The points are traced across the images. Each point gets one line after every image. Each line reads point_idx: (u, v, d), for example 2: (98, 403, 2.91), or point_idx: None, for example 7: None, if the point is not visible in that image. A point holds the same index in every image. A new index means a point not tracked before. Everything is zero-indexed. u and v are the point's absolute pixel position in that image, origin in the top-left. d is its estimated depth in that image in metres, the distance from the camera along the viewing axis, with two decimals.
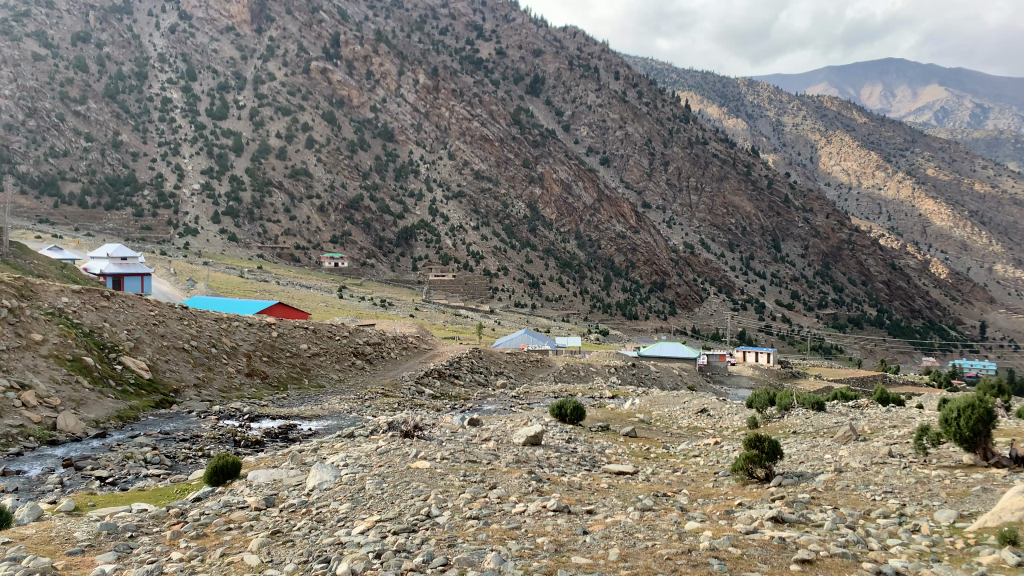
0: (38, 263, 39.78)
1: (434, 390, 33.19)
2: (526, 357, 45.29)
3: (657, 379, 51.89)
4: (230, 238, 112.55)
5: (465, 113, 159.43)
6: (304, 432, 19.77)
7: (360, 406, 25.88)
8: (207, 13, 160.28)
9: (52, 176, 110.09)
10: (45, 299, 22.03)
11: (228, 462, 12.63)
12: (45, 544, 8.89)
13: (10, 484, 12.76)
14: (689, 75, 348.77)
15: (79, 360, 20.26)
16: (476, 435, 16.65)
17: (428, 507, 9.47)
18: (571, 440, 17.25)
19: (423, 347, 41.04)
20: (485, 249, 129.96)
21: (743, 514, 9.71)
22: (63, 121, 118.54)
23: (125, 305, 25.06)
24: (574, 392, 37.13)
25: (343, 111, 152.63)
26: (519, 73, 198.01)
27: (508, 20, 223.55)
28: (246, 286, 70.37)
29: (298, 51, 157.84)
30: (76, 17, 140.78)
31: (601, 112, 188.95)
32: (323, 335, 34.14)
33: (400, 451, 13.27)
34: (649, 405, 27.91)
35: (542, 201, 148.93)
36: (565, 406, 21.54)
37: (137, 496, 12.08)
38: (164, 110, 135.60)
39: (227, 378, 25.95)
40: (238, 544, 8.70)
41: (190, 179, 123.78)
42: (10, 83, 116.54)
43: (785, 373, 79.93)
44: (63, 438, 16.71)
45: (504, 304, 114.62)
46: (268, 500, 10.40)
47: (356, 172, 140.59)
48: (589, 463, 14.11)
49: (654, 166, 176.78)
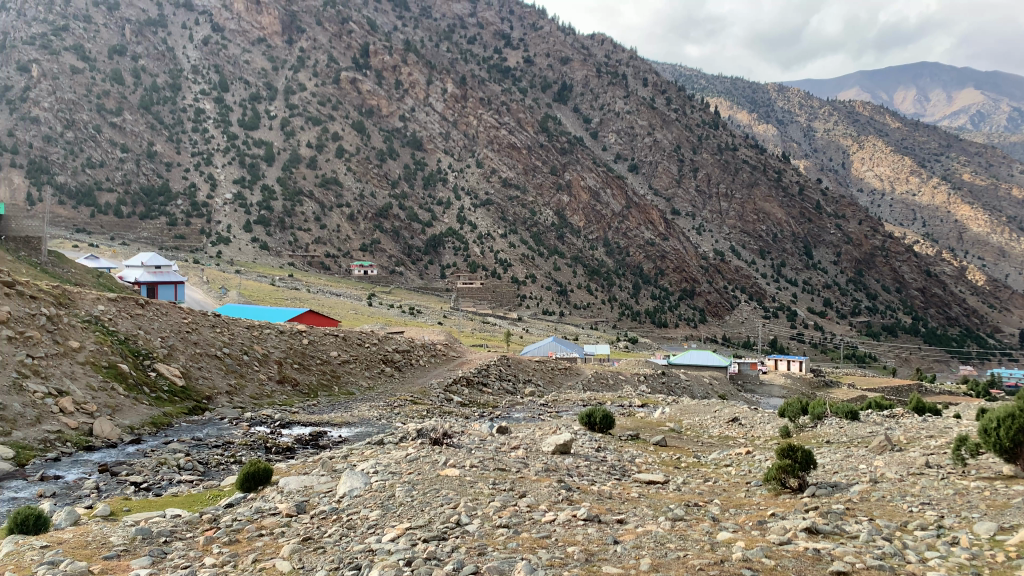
0: (75, 272, 40.76)
1: (463, 397, 33.25)
2: (555, 365, 45.19)
3: (688, 389, 51.41)
4: (261, 246, 114.06)
5: (493, 121, 160.04)
6: (334, 439, 19.92)
7: (389, 414, 25.98)
8: (240, 25, 163.06)
9: (89, 187, 112.34)
10: (81, 307, 22.49)
11: (260, 468, 12.73)
12: (82, 548, 9.03)
13: (49, 489, 13.00)
14: (718, 81, 346.34)
15: (114, 367, 20.62)
16: (505, 443, 16.64)
17: (457, 514, 9.48)
18: (602, 448, 17.20)
19: (452, 355, 41.17)
20: (513, 256, 129.95)
21: (776, 525, 9.59)
22: (100, 132, 121.08)
23: (158, 312, 25.50)
24: (603, 400, 36.91)
25: (372, 120, 154.21)
26: (547, 81, 198.42)
27: (536, 27, 223.89)
28: (278, 294, 71.23)
29: (328, 62, 159.96)
30: (113, 29, 143.84)
31: (630, 119, 188.60)
32: (353, 343, 34.42)
33: (430, 459, 13.29)
34: (679, 414, 27.62)
35: (570, 208, 148.88)
36: (594, 414, 21.44)
37: (171, 502, 12.23)
38: (198, 120, 137.99)
39: (258, 385, 26.18)
40: (271, 549, 8.78)
41: (223, 188, 125.72)
42: (50, 96, 119.49)
43: (818, 382, 78.79)
44: (99, 444, 16.94)
45: (533, 312, 114.68)
46: (299, 506, 10.46)
47: (385, 180, 141.76)
48: (619, 472, 14.02)
49: (683, 173, 175.76)
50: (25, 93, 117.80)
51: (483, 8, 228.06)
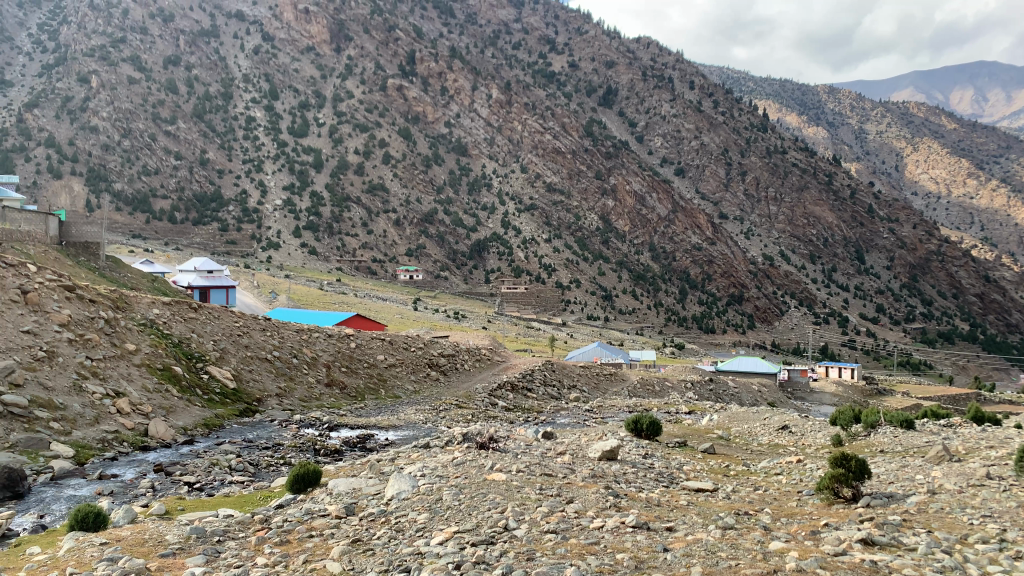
0: (132, 276, 42.04)
1: (509, 402, 33.29)
2: (601, 370, 44.91)
3: (736, 396, 50.65)
4: (310, 251, 115.98)
5: (537, 126, 159.91)
6: (380, 441, 20.13)
7: (435, 418, 26.15)
8: (290, 34, 166.23)
9: (144, 194, 115.46)
10: (138, 310, 23.11)
11: (310, 470, 12.89)
12: (139, 545, 9.26)
13: (108, 486, 13.41)
14: (767, 83, 340.76)
15: (168, 369, 21.19)
16: (551, 448, 16.58)
17: (506, 519, 9.47)
18: (647, 454, 17.03)
19: (496, 359, 41.27)
20: (558, 261, 129.53)
21: (832, 536, 9.37)
22: (155, 140, 124.64)
23: (211, 316, 26.08)
24: (649, 407, 36.56)
25: (418, 127, 155.79)
26: (592, 85, 197.63)
27: (581, 32, 222.88)
28: (326, 299, 72.08)
29: (375, 69, 162.12)
30: (168, 40, 147.47)
31: (676, 122, 187.00)
32: (399, 346, 34.71)
33: (476, 463, 13.31)
34: (727, 422, 27.16)
35: (615, 213, 148.20)
36: (641, 421, 21.26)
37: (223, 502, 12.45)
38: (249, 128, 141.47)
39: (307, 388, 26.61)
40: (321, 550, 8.88)
41: (273, 195, 128.43)
42: (108, 106, 123.23)
43: (871, 390, 76.88)
44: (154, 444, 17.41)
45: (577, 317, 114.30)
46: (348, 509, 10.58)
47: (431, 186, 142.87)
48: (667, 479, 13.85)
49: (731, 177, 173.48)
50: (84, 104, 121.60)
51: (527, 14, 228.16)
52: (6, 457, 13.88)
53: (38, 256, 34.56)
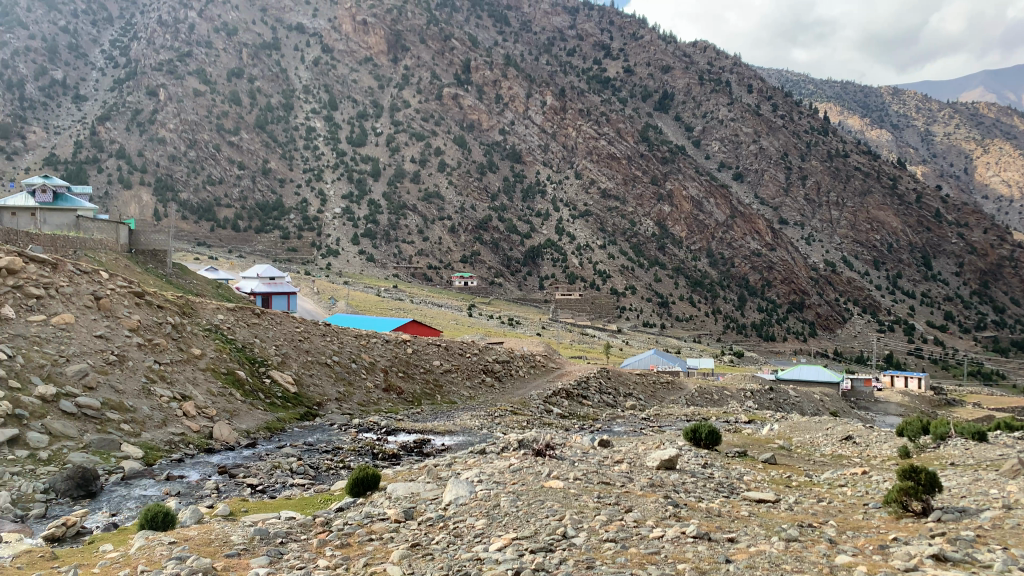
0: (197, 283, 43.29)
1: (563, 409, 33.14)
2: (657, 379, 44.46)
3: (797, 405, 49.35)
4: (368, 258, 117.75)
5: (592, 132, 159.12)
6: (437, 446, 20.29)
7: (491, 424, 26.16)
8: (348, 46, 169.74)
9: (209, 203, 119.37)
10: (203, 316, 23.79)
11: (368, 474, 13.04)
12: (206, 545, 9.51)
13: (174, 488, 13.79)
14: (828, 86, 332.46)
15: (232, 373, 21.74)
16: (608, 456, 16.48)
17: (564, 527, 9.44)
18: (707, 464, 16.81)
19: (551, 366, 41.21)
20: (612, 268, 128.70)
21: (901, 550, 9.08)
22: (219, 151, 129.04)
23: (273, 321, 26.70)
24: (708, 415, 36.02)
25: (473, 135, 157.06)
26: (648, 89, 195.33)
27: (636, 37, 219.99)
28: (383, 305, 73.06)
29: (431, 79, 164.14)
30: (232, 53, 151.77)
31: (734, 126, 184.07)
32: (455, 352, 34.92)
33: (533, 470, 13.31)
34: (788, 431, 26.58)
35: (671, 218, 146.80)
36: (699, 430, 20.95)
37: (285, 505, 12.74)
38: (309, 138, 146.13)
39: (366, 392, 26.99)
40: (381, 555, 8.96)
41: (332, 204, 131.85)
42: (175, 118, 127.34)
43: (940, 401, 74.44)
44: (218, 447, 17.85)
45: (633, 324, 113.32)
46: (407, 512, 10.68)
47: (485, 193, 143.49)
48: (727, 490, 13.58)
49: (791, 181, 169.87)
50: (153, 116, 125.84)
51: (582, 20, 227.32)
52: (81, 457, 14.40)
53: (109, 264, 35.77)
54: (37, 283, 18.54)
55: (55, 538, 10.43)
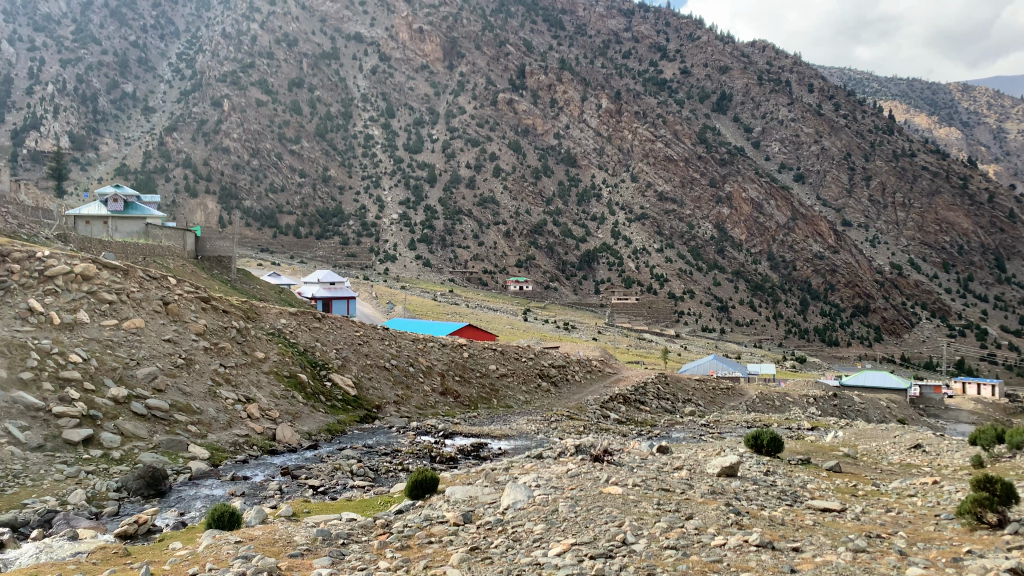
0: (260, 288, 44.36)
1: (621, 415, 32.86)
2: (717, 385, 43.75)
3: (863, 412, 47.82)
4: (424, 263, 118.94)
5: (649, 134, 157.44)
6: (494, 450, 20.35)
7: (547, 429, 26.12)
8: (405, 53, 172.32)
9: (271, 210, 123.31)
10: (266, 321, 24.40)
11: (427, 476, 13.13)
12: (270, 545, 9.70)
13: (240, 488, 14.14)
14: (892, 83, 323.21)
15: (295, 376, 22.20)
16: (667, 462, 16.28)
17: (623, 533, 9.35)
18: (769, 471, 16.45)
19: (608, 371, 40.93)
20: (670, 272, 127.27)
21: (975, 563, 8.75)
22: (281, 159, 133.83)
23: (334, 325, 27.21)
24: (769, 422, 35.18)
25: (528, 139, 157.43)
26: (705, 90, 192.31)
27: (693, 37, 216.77)
28: (440, 310, 73.70)
29: (486, 85, 165.14)
30: (292, 63, 155.64)
31: (795, 127, 180.30)
32: (511, 357, 35.01)
33: (592, 475, 13.25)
34: (854, 439, 25.81)
35: (730, 221, 144.34)
36: (761, 436, 20.53)
37: (346, 506, 12.90)
38: (367, 146, 149.94)
39: (423, 396, 27.22)
40: (440, 557, 9.03)
41: (389, 210, 134.28)
42: (238, 127, 132.31)
43: (1014, 408, 71.60)
44: (281, 448, 18.22)
45: (691, 329, 111.69)
46: (465, 516, 10.72)
47: (540, 198, 143.38)
48: (791, 498, 13.27)
49: (855, 182, 165.81)
50: (217, 126, 130.06)
51: (638, 22, 224.86)
52: (151, 457, 14.87)
53: (177, 270, 37.00)
54: (109, 288, 19.23)
55: (127, 535, 10.81)
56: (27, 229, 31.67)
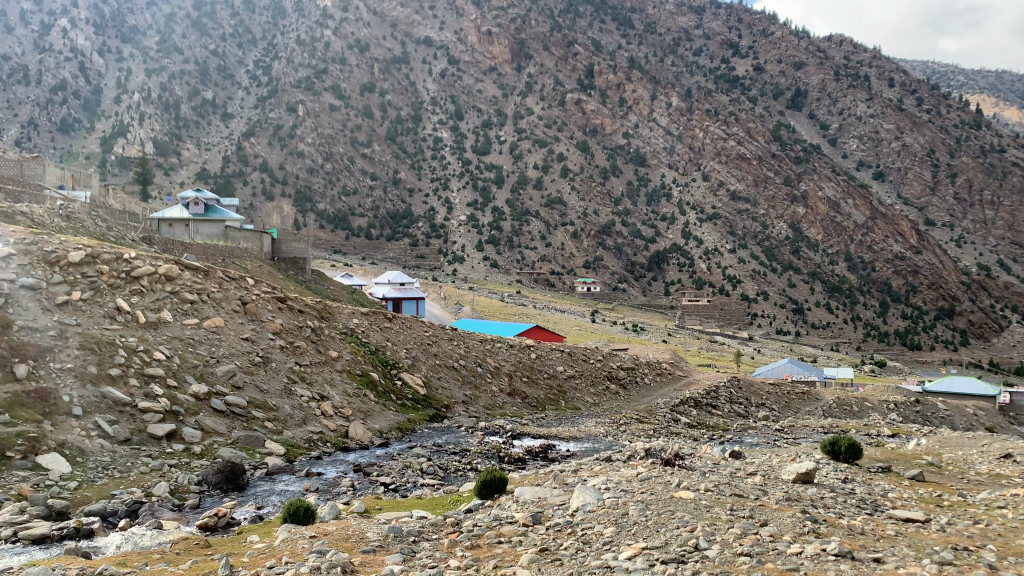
0: (333, 288, 45.36)
1: (692, 418, 32.33)
2: (792, 390, 42.63)
3: (948, 419, 45.66)
4: (492, 264, 119.24)
5: (721, 133, 154.12)
6: (562, 452, 20.32)
7: (617, 431, 25.89)
8: (473, 56, 173.95)
9: (344, 212, 127.58)
10: (340, 320, 24.94)
11: (496, 476, 13.19)
12: (343, 541, 9.90)
13: (314, 484, 14.48)
14: (980, 76, 310.54)
15: (366, 375, 22.65)
16: (740, 468, 15.92)
17: (695, 538, 9.19)
18: (848, 478, 15.95)
19: (678, 374, 40.30)
20: (743, 272, 124.37)
21: None
22: (353, 163, 138.37)
23: (404, 326, 27.65)
24: (848, 428, 34.07)
25: (596, 139, 156.66)
26: (779, 87, 187.54)
27: (767, 33, 211.54)
28: (507, 311, 73.95)
29: (554, 85, 164.84)
30: (364, 69, 159.48)
31: (874, 123, 174.51)
32: (578, 358, 34.90)
33: (662, 479, 13.04)
34: (938, 447, 24.82)
35: (806, 221, 140.20)
36: (839, 442, 19.90)
37: (417, 503, 13.06)
38: (436, 148, 153.06)
39: (491, 396, 27.36)
40: (510, 557, 9.05)
41: (457, 211, 135.51)
42: (312, 132, 136.63)
43: None
44: (353, 446, 18.58)
45: (765, 331, 109.05)
46: (535, 517, 10.73)
47: (609, 198, 142.38)
48: (871, 508, 12.80)
49: (939, 180, 160.30)
50: (292, 131, 134.40)
51: (709, 19, 219.94)
52: (229, 452, 15.34)
53: (254, 271, 38.05)
54: (191, 289, 19.98)
55: (208, 527, 11.17)
56: (115, 232, 33.07)
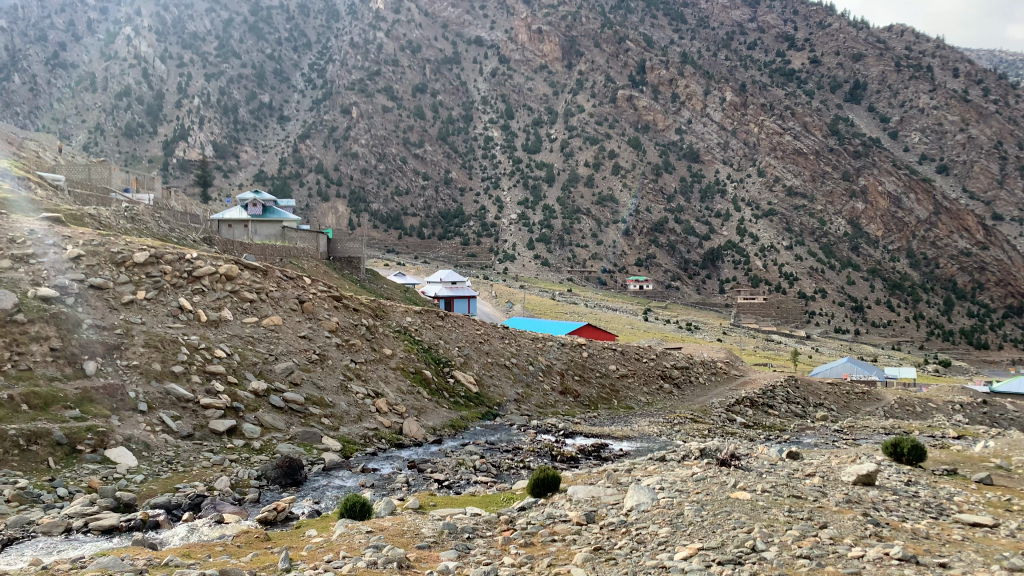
0: (387, 287, 45.89)
1: (748, 419, 31.82)
2: (851, 389, 41.62)
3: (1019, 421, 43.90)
4: (543, 263, 118.94)
5: (776, 127, 150.95)
6: (615, 451, 20.20)
7: (671, 431, 25.70)
8: (524, 54, 174.28)
9: (397, 212, 129.43)
10: (393, 318, 25.28)
11: (549, 474, 13.19)
12: (399, 536, 10.02)
13: (369, 480, 14.70)
14: None
15: (420, 372, 22.87)
16: (798, 469, 15.63)
17: (753, 540, 9.06)
18: (911, 481, 15.51)
19: (734, 373, 39.67)
20: (800, 270, 121.47)
21: None
22: (406, 163, 140.34)
23: (456, 324, 27.86)
24: (911, 430, 33.14)
25: (648, 135, 154.76)
26: (837, 80, 182.85)
27: (823, 25, 206.98)
28: (559, 309, 73.91)
29: (606, 82, 163.54)
30: (416, 69, 162.22)
31: (937, 115, 169.59)
32: (631, 357, 34.70)
33: (717, 479, 12.89)
34: (1007, 450, 23.95)
35: (865, 216, 136.62)
36: (901, 445, 19.39)
37: (470, 501, 13.16)
38: (487, 147, 153.80)
39: (543, 395, 27.35)
40: (564, 556, 9.05)
41: (508, 210, 135.77)
42: (366, 133, 140.23)
43: None
44: (408, 442, 18.78)
45: (823, 330, 106.52)
46: (588, 516, 10.71)
47: (661, 195, 141.01)
48: (936, 511, 12.43)
49: (1007, 173, 155.06)
50: (346, 133, 138.74)
51: (764, 11, 215.08)
52: (288, 448, 15.65)
53: (310, 271, 38.76)
54: (250, 288, 20.49)
55: (267, 521, 11.45)
56: (177, 233, 34.06)
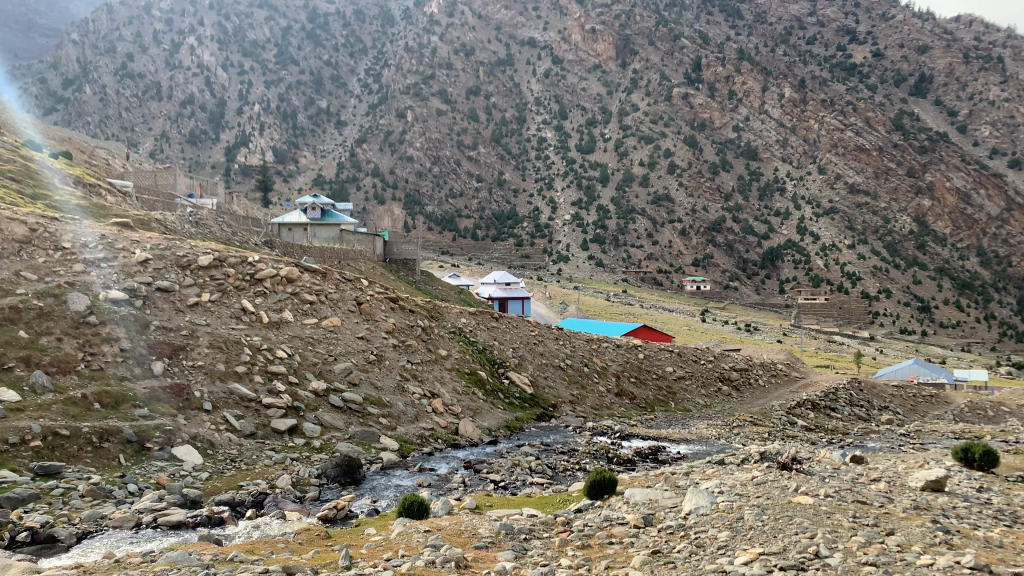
0: (441, 288, 46.24)
1: (809, 421, 31.09)
2: (918, 393, 40.40)
3: None
4: (597, 263, 118.39)
5: (837, 123, 147.62)
6: (672, 454, 20.03)
7: (728, 433, 25.33)
8: (578, 54, 173.85)
9: (452, 214, 130.57)
10: (448, 320, 25.48)
11: (606, 476, 13.11)
12: (457, 535, 10.09)
13: (426, 479, 14.86)
14: None
15: (475, 373, 23.01)
16: (863, 473, 15.24)
17: (816, 545, 8.86)
18: (982, 488, 14.97)
19: (794, 375, 38.83)
20: (863, 269, 118.12)
21: None
22: (460, 165, 141.37)
23: (510, 325, 28.01)
24: (982, 434, 31.94)
25: (705, 133, 152.40)
26: (901, 73, 177.00)
27: (886, 16, 200.29)
28: (613, 310, 73.41)
29: (660, 80, 160.81)
30: (470, 73, 163.78)
31: (1009, 107, 164.25)
32: (688, 359, 34.29)
33: (778, 484, 12.61)
34: None
35: (932, 213, 132.52)
36: (972, 449, 18.72)
37: (526, 502, 13.18)
38: (541, 148, 153.79)
39: (598, 396, 27.19)
40: (622, 558, 9.02)
41: (562, 211, 135.42)
42: (420, 137, 141.93)
43: None
44: (464, 443, 18.93)
45: (888, 330, 103.28)
46: (645, 519, 10.62)
47: (718, 194, 138.98)
48: (1009, 519, 11.95)
49: None
50: (402, 137, 140.85)
51: (823, 5, 209.15)
52: (347, 447, 15.89)
53: (367, 272, 39.36)
54: (310, 290, 20.90)
55: (327, 519, 11.63)
56: (239, 236, 34.94)
